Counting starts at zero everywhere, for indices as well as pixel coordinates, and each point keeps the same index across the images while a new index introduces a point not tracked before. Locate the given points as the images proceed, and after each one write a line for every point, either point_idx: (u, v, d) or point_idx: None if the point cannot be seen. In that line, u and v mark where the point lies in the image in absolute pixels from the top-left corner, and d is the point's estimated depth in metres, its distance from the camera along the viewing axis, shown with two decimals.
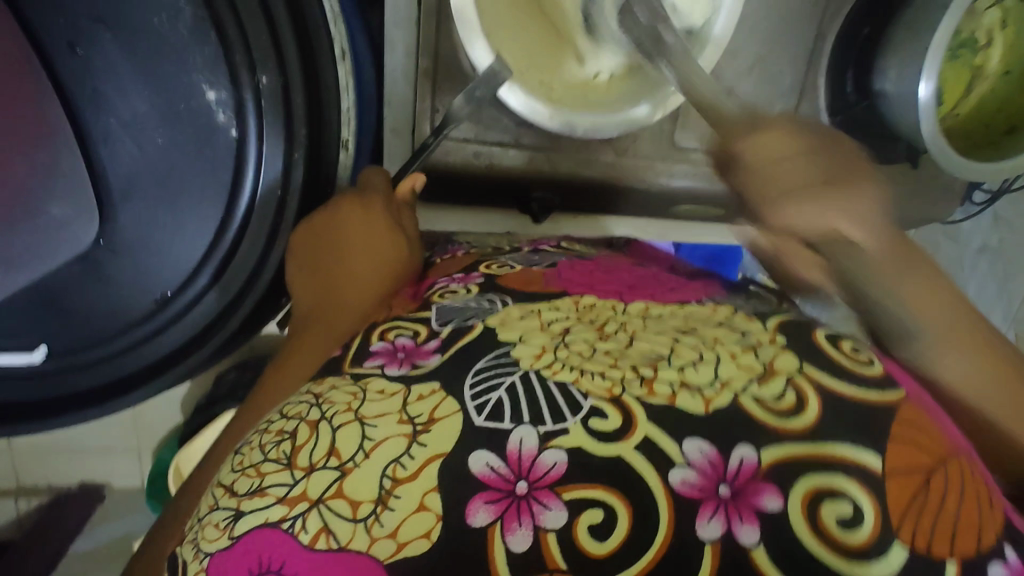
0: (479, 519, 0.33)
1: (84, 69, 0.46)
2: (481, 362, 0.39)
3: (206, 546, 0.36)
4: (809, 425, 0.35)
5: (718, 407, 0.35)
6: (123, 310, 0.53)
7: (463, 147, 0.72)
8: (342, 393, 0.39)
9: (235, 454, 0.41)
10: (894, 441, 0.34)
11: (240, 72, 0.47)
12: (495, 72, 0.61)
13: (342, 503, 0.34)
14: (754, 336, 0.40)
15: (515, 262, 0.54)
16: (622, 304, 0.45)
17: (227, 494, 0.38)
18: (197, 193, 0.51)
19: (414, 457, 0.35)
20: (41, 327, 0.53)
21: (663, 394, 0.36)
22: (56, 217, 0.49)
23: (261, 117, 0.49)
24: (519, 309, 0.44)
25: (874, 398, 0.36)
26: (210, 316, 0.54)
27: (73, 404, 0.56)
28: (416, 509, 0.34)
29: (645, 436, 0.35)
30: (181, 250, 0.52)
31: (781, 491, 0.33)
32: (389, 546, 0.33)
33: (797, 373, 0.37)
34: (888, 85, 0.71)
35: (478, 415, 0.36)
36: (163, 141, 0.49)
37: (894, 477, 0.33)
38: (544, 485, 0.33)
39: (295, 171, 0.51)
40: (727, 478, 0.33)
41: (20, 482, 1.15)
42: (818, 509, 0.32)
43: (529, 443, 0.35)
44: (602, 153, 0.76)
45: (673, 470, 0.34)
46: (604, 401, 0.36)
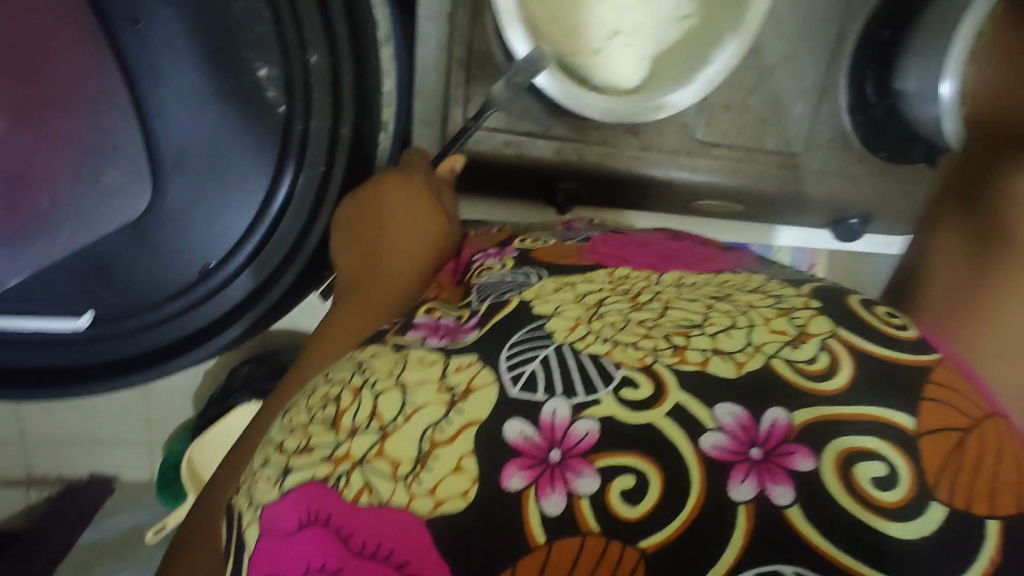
0: (513, 484, 0.33)
1: (142, 43, 0.48)
2: (515, 336, 0.40)
3: (257, 498, 0.38)
4: (837, 391, 0.36)
5: (750, 368, 0.36)
6: (165, 283, 0.55)
7: (494, 136, 0.72)
8: (383, 361, 0.40)
9: (284, 413, 0.43)
10: (927, 399, 0.36)
11: (292, 49, 0.49)
12: (533, 60, 0.63)
13: (382, 462, 0.35)
14: (787, 301, 0.41)
15: (551, 237, 0.56)
16: (656, 274, 0.47)
17: (278, 452, 0.39)
18: (244, 165, 0.53)
19: (451, 422, 0.36)
20: (90, 295, 0.54)
21: (695, 361, 0.37)
22: (109, 185, 0.50)
23: (308, 97, 0.51)
24: (554, 283, 0.45)
25: (907, 359, 0.37)
26: (249, 287, 0.56)
27: (107, 373, 0.57)
28: (452, 471, 0.34)
29: (676, 402, 0.35)
30: (226, 223, 0.54)
31: (813, 453, 0.34)
32: (428, 502, 0.33)
33: (830, 336, 0.38)
34: (910, 84, 0.73)
35: (512, 387, 0.37)
36: (215, 117, 0.51)
37: (927, 433, 0.35)
38: (578, 453, 0.34)
39: (339, 146, 0.53)
40: (760, 442, 0.34)
41: (31, 472, 1.16)
42: (852, 470, 0.33)
43: (562, 413, 0.35)
44: (626, 145, 0.76)
45: (705, 436, 0.34)
46: (635, 370, 0.37)
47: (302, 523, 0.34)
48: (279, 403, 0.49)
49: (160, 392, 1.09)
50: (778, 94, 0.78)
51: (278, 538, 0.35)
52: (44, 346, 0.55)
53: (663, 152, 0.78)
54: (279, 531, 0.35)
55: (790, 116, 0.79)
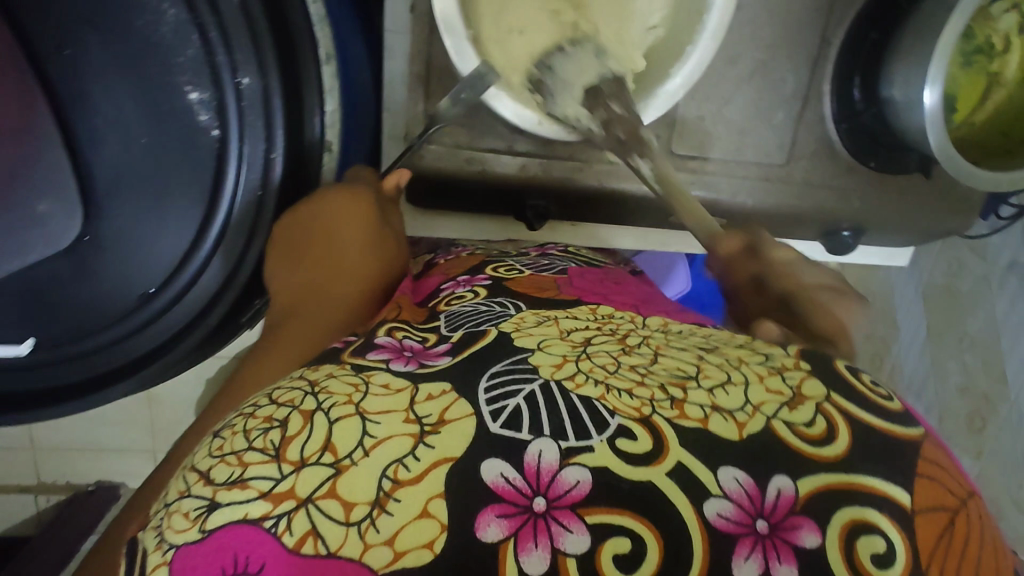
0: (489, 534, 0.31)
1: (71, 69, 0.48)
2: (497, 366, 0.39)
3: (169, 539, 0.34)
4: (838, 459, 0.33)
5: (752, 431, 0.34)
6: (109, 306, 0.54)
7: (456, 153, 0.70)
8: (341, 385, 0.38)
9: (216, 434, 0.39)
10: (920, 475, 0.33)
11: (222, 73, 0.48)
12: (481, 75, 0.61)
13: (332, 503, 0.32)
14: (777, 361, 0.40)
15: (525, 265, 0.56)
16: (641, 318, 0.47)
17: (201, 482, 0.35)
18: (181, 192, 0.52)
19: (420, 458, 0.33)
20: (31, 319, 0.54)
21: (695, 417, 0.35)
22: (40, 212, 0.49)
23: (242, 119, 0.50)
24: (535, 316, 0.45)
25: (905, 435, 0.35)
26: (186, 318, 0.55)
27: (63, 396, 0.56)
28: (418, 516, 0.31)
29: (678, 462, 0.33)
30: (164, 249, 0.53)
31: (818, 525, 0.31)
32: (385, 554, 0.30)
33: (825, 400, 0.36)
34: (896, 92, 0.69)
35: (493, 421, 0.35)
36: (146, 141, 0.50)
37: (920, 512, 0.32)
38: (566, 505, 0.31)
39: (274, 170, 0.52)
40: (766, 514, 0.31)
41: (41, 478, 1.18)
42: (852, 546, 0.31)
43: (549, 457, 0.33)
44: (597, 159, 0.74)
45: (708, 502, 0.31)
46: (632, 420, 0.34)
47: (227, 571, 0.31)
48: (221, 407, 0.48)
49: (161, 402, 1.11)
50: (759, 103, 0.76)
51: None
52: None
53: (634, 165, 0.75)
54: None
55: (771, 126, 0.76)
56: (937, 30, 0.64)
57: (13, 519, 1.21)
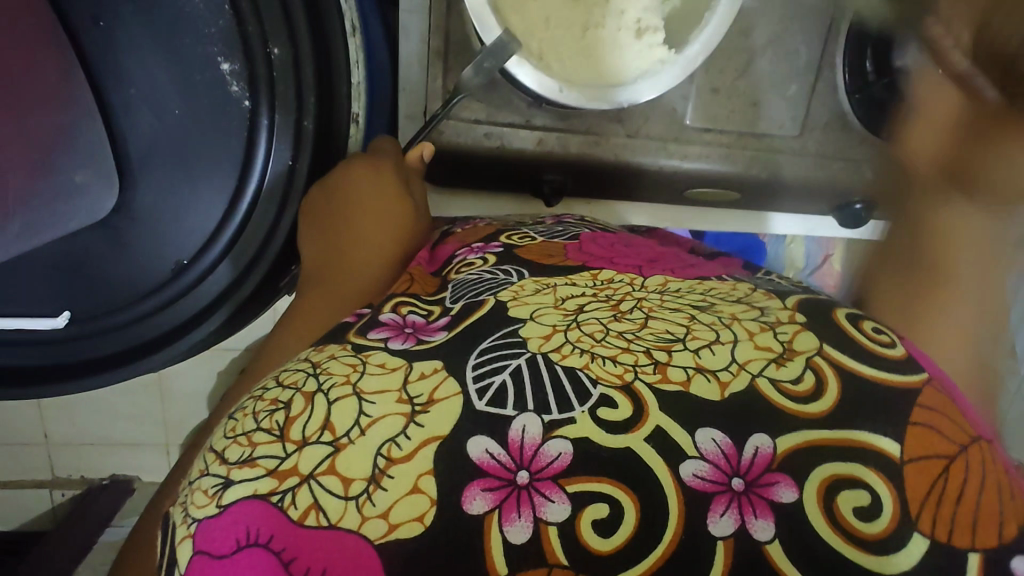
0: (475, 507, 0.31)
1: (105, 41, 0.49)
2: (485, 342, 0.38)
3: (194, 513, 0.35)
4: (820, 416, 0.34)
5: (733, 390, 0.35)
6: (140, 280, 0.56)
7: (472, 128, 0.71)
8: (341, 364, 0.38)
9: (228, 418, 0.40)
10: (914, 424, 0.34)
11: (253, 44, 0.49)
12: (503, 44, 0.62)
13: (333, 479, 0.33)
14: (772, 315, 0.40)
15: (539, 232, 0.55)
16: (640, 279, 0.45)
17: (217, 462, 0.36)
18: (213, 164, 0.53)
19: (411, 438, 0.34)
20: (65, 291, 0.56)
21: (677, 380, 0.35)
22: (77, 182, 0.51)
23: (272, 89, 0.51)
24: (534, 284, 0.44)
25: (896, 380, 0.35)
26: (224, 284, 0.56)
27: (93, 368, 0.58)
28: (410, 492, 0.32)
29: (656, 426, 0.34)
30: (195, 221, 0.54)
31: (796, 482, 0.32)
32: (381, 526, 0.31)
33: (815, 354, 0.36)
34: (909, 60, 0.71)
35: (479, 399, 0.35)
36: (179, 112, 0.51)
37: (911, 462, 0.33)
38: (548, 477, 0.32)
39: (304, 137, 0.53)
40: (742, 472, 0.32)
41: (55, 473, 1.19)
42: (835, 500, 0.32)
43: (532, 432, 0.33)
44: (612, 132, 0.75)
45: (684, 463, 0.33)
46: (614, 390, 0.35)
47: (239, 545, 0.32)
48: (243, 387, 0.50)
49: (173, 394, 1.11)
50: (772, 75, 0.76)
51: (211, 560, 0.32)
52: (32, 347, 0.57)
53: (651, 138, 0.76)
54: (213, 552, 0.33)
55: (784, 99, 0.77)
56: None
57: (27, 514, 1.21)
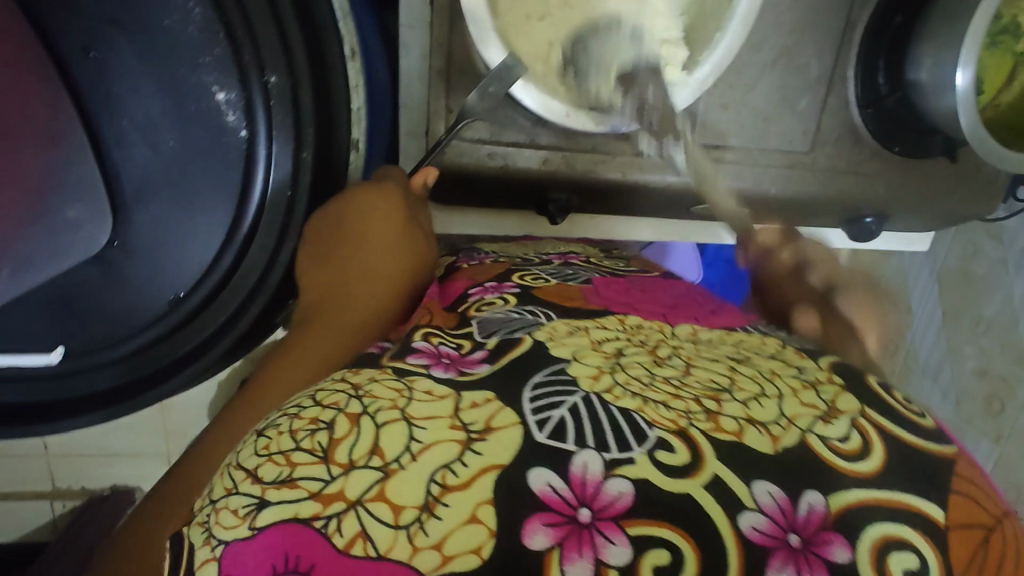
0: (536, 542, 0.29)
1: (97, 72, 0.47)
2: (538, 375, 0.37)
3: (221, 534, 0.33)
4: (872, 475, 0.32)
5: (787, 445, 0.33)
6: (136, 314, 0.54)
7: (476, 147, 0.69)
8: (386, 388, 0.37)
9: (258, 433, 0.38)
10: (955, 492, 0.32)
11: (249, 73, 0.47)
12: (509, 68, 0.60)
13: (382, 506, 0.31)
14: (811, 374, 0.39)
15: (550, 274, 0.55)
16: (670, 327, 0.46)
17: (251, 479, 0.34)
18: (210, 194, 0.51)
19: (468, 465, 0.32)
20: (59, 328, 0.54)
21: (731, 430, 0.34)
22: (69, 219, 0.50)
23: (271, 117, 0.49)
24: (566, 326, 0.44)
25: (937, 451, 0.34)
26: (214, 323, 0.54)
27: (80, 408, 0.56)
28: (467, 521, 0.30)
29: (714, 474, 0.31)
30: (190, 254, 0.53)
31: (850, 542, 0.29)
32: (434, 558, 0.29)
33: (858, 415, 0.35)
34: (924, 74, 0.68)
35: (539, 430, 0.33)
36: (174, 143, 0.50)
37: (955, 530, 0.31)
38: (609, 517, 0.30)
39: (302, 170, 0.51)
40: (799, 528, 0.30)
41: (55, 484, 1.17)
42: (884, 563, 0.29)
43: (593, 469, 0.31)
44: (622, 150, 0.73)
45: (742, 514, 0.30)
46: (670, 433, 0.33)
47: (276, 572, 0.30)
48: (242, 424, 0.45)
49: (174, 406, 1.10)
50: (783, 87, 0.74)
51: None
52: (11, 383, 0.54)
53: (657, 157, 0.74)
54: None
55: (794, 113, 0.75)
56: (968, 13, 0.64)
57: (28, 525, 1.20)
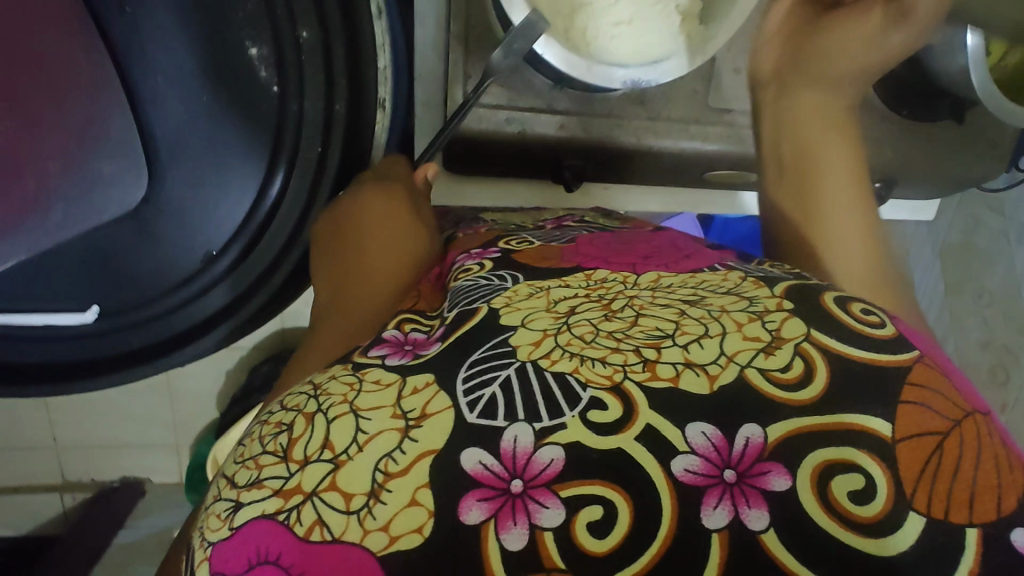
0: (472, 517, 0.30)
1: (133, 27, 0.52)
2: (476, 353, 0.37)
3: (208, 536, 0.35)
4: (809, 401, 0.32)
5: (724, 382, 0.33)
6: (170, 271, 0.60)
7: (494, 113, 0.70)
8: (340, 383, 0.37)
9: (238, 444, 0.40)
10: (904, 401, 0.32)
11: (283, 26, 0.54)
12: (531, 24, 0.60)
13: (335, 495, 0.32)
14: (760, 304, 0.37)
15: (536, 237, 0.53)
16: (634, 276, 0.43)
17: (228, 486, 0.36)
18: (239, 153, 0.58)
19: (406, 452, 0.33)
20: (97, 289, 0.60)
21: (666, 376, 0.34)
22: (106, 173, 0.53)
23: (302, 75, 0.56)
24: (528, 288, 0.42)
25: (885, 360, 0.34)
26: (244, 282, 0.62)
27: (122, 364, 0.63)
28: (408, 505, 0.31)
29: (647, 425, 0.32)
30: (223, 211, 0.59)
31: (789, 470, 0.30)
32: (382, 539, 0.30)
33: (804, 340, 0.34)
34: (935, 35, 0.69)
35: (470, 412, 0.33)
36: (206, 100, 0.56)
37: (904, 440, 0.31)
38: (540, 484, 0.31)
39: (335, 121, 0.59)
40: (733, 463, 0.30)
41: (66, 477, 1.17)
42: (828, 484, 0.30)
43: (523, 442, 0.32)
44: (634, 115, 0.74)
45: (675, 460, 0.31)
46: (603, 390, 0.33)
47: (251, 563, 0.31)
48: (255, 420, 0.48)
49: (183, 393, 1.10)
50: None
51: None
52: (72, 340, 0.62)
53: (671, 121, 0.74)
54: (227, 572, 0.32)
55: None
56: None
57: (38, 519, 1.20)
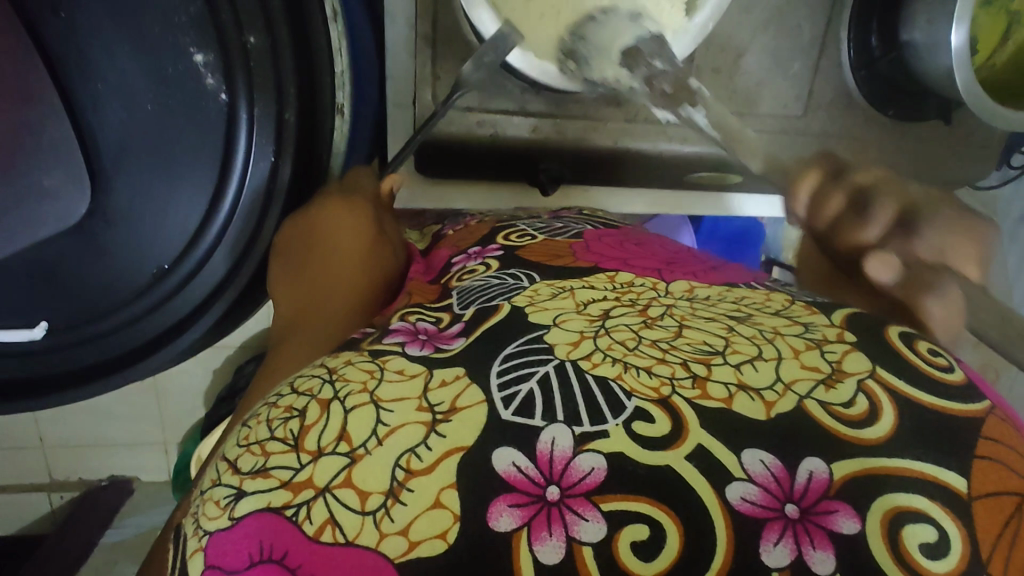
0: (502, 524, 0.29)
1: (68, 31, 0.51)
2: (509, 348, 0.36)
3: (206, 524, 0.33)
4: (878, 442, 0.30)
5: (781, 410, 0.31)
6: (120, 284, 0.60)
7: (466, 116, 0.68)
8: (359, 370, 0.36)
9: (244, 425, 0.39)
10: (980, 457, 0.29)
11: (228, 33, 0.53)
12: (504, 37, 0.61)
13: (349, 493, 0.30)
14: (818, 332, 0.36)
15: (537, 229, 0.52)
16: (664, 284, 0.42)
17: (230, 471, 0.34)
18: (190, 165, 0.58)
19: (432, 449, 0.31)
20: (46, 304, 0.60)
21: (718, 397, 0.32)
22: (46, 187, 0.54)
23: (249, 82, 0.55)
24: (550, 288, 0.41)
25: (959, 410, 0.31)
26: (215, 280, 0.62)
27: (94, 373, 0.63)
28: (431, 506, 0.29)
29: (698, 444, 0.30)
30: (176, 222, 0.59)
31: (858, 512, 0.28)
32: (401, 543, 0.29)
33: (868, 377, 0.32)
34: (918, 34, 0.67)
35: (505, 408, 0.32)
36: (152, 108, 0.55)
37: (980, 498, 0.28)
38: (579, 493, 0.29)
39: (286, 130, 0.57)
40: (796, 498, 0.28)
41: (53, 476, 1.16)
42: (898, 534, 0.27)
43: (562, 445, 0.30)
44: (610, 117, 0.72)
45: (731, 485, 0.29)
46: (650, 402, 0.32)
47: (254, 560, 0.30)
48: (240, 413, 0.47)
49: (171, 393, 1.08)
50: (775, 53, 0.73)
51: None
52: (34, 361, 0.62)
53: (651, 123, 0.72)
54: (227, 567, 0.30)
55: (787, 76, 0.74)
56: None
57: (25, 518, 1.19)
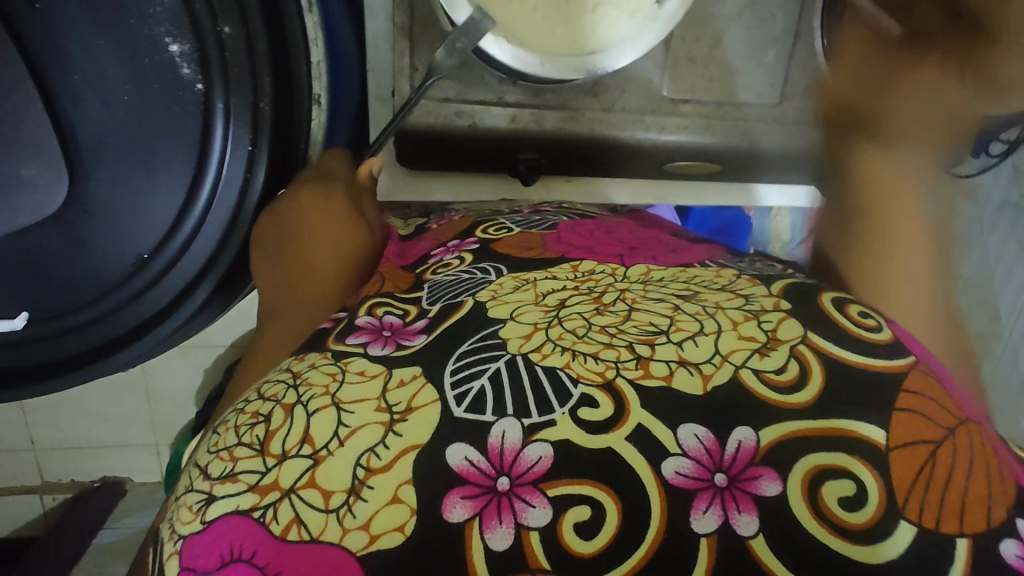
0: (456, 515, 0.30)
1: (44, 21, 0.52)
2: (466, 345, 0.36)
3: (178, 529, 0.33)
4: (807, 404, 0.31)
5: (717, 383, 0.32)
6: (102, 274, 0.61)
7: (444, 106, 0.69)
8: (321, 374, 0.36)
9: (213, 431, 0.39)
10: (899, 410, 0.31)
11: (203, 23, 0.54)
12: (475, 23, 0.63)
13: (313, 492, 0.31)
14: (757, 303, 0.37)
15: (517, 221, 0.52)
16: (623, 269, 0.42)
17: (201, 476, 0.34)
18: (167, 160, 0.59)
19: (390, 447, 0.32)
20: (27, 295, 0.61)
21: (659, 375, 0.33)
22: (24, 177, 0.55)
23: (225, 71, 0.56)
24: (514, 280, 0.42)
25: (882, 366, 0.33)
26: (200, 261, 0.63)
27: (77, 363, 0.64)
28: (389, 502, 0.30)
29: (638, 423, 0.31)
30: (155, 212, 0.60)
31: (779, 474, 0.29)
32: (362, 538, 0.30)
33: (800, 342, 0.33)
34: None
35: (457, 405, 0.33)
36: (129, 98, 0.56)
37: (897, 448, 0.30)
38: (528, 481, 0.30)
39: (261, 119, 0.59)
40: (726, 467, 0.29)
41: (45, 479, 1.16)
42: (818, 489, 0.29)
43: (512, 437, 0.31)
44: (588, 106, 0.72)
45: (667, 460, 0.30)
46: (595, 388, 0.32)
47: (223, 561, 0.30)
48: (225, 404, 0.48)
49: (161, 394, 1.08)
50: (749, 38, 0.72)
51: None
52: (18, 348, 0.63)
53: (625, 112, 0.73)
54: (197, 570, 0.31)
55: (761, 65, 0.73)
56: None
57: (19, 520, 1.19)
